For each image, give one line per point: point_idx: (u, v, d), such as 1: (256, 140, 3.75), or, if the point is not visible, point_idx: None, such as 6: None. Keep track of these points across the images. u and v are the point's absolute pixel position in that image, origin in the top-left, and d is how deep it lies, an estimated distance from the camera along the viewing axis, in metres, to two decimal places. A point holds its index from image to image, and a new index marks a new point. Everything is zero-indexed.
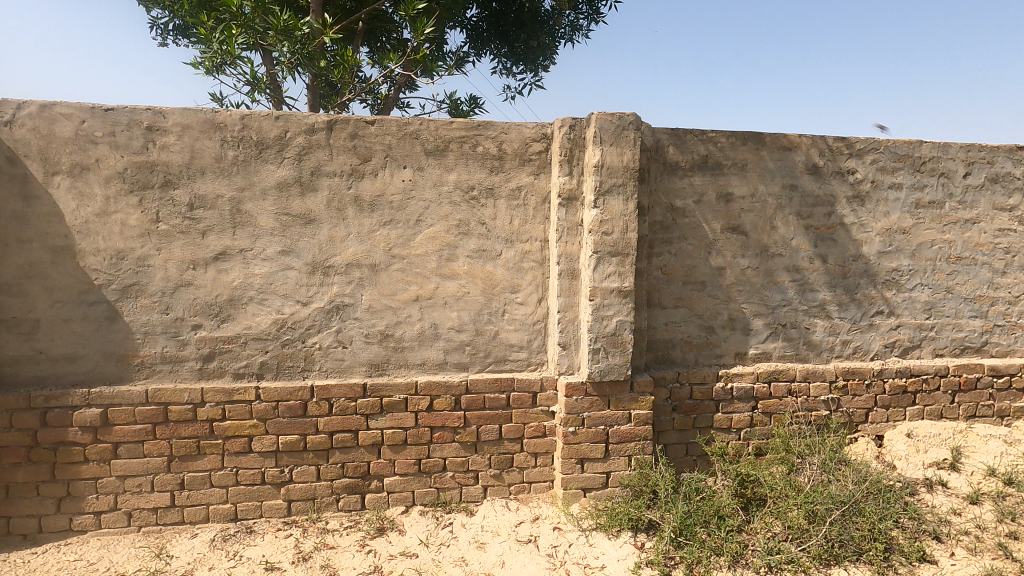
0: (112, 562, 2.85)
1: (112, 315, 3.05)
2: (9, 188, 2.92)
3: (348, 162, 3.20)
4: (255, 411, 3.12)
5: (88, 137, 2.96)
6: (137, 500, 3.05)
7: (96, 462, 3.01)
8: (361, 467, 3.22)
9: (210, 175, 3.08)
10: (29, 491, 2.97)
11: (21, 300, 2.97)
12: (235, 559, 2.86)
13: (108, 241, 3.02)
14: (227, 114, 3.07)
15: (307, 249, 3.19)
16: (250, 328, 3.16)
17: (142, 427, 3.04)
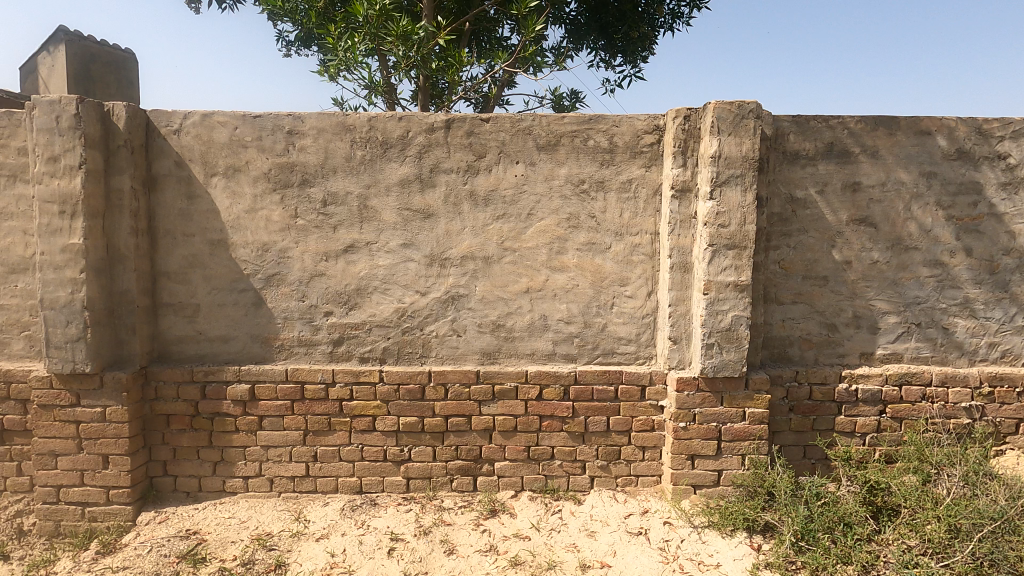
0: (259, 521, 3.19)
1: (258, 301, 3.40)
2: (176, 188, 3.33)
3: (464, 158, 3.34)
4: (379, 393, 3.35)
5: (240, 141, 3.31)
6: (278, 469, 3.37)
7: (244, 432, 3.36)
8: (473, 450, 3.37)
9: (341, 174, 3.34)
10: (191, 454, 3.38)
11: (185, 287, 3.38)
12: (364, 528, 3.10)
13: (256, 235, 3.36)
14: (356, 116, 3.31)
15: (426, 242, 3.37)
16: (374, 315, 3.40)
17: (283, 403, 3.36)
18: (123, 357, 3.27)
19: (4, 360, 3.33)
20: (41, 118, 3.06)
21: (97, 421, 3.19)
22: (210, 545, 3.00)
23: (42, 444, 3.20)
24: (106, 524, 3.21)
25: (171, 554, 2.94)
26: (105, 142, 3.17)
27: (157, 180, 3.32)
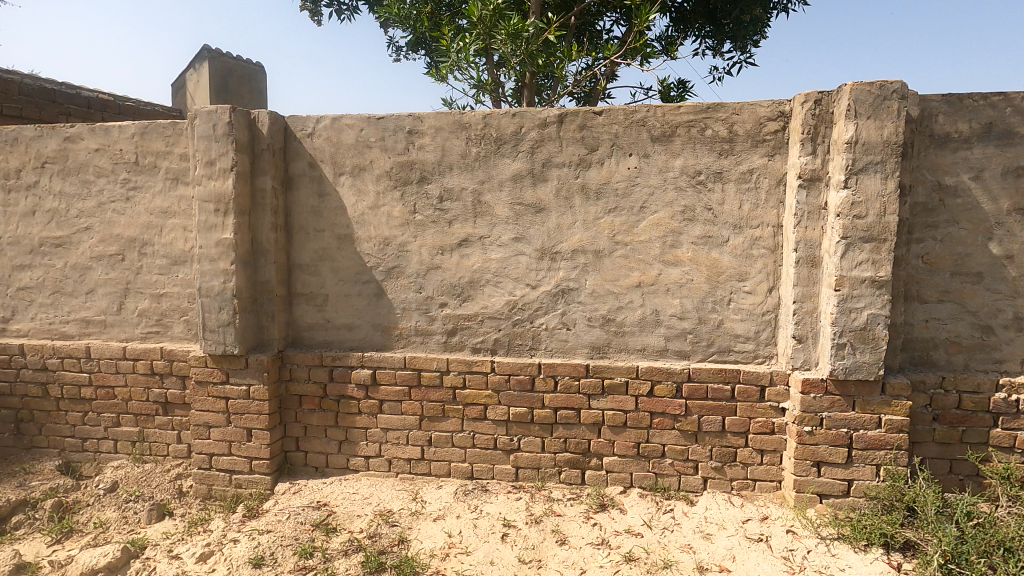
0: (380, 499, 3.37)
1: (379, 292, 3.60)
2: (309, 187, 3.61)
3: (577, 152, 3.34)
4: (491, 382, 3.43)
5: (365, 142, 3.53)
6: (396, 451, 3.55)
7: (366, 414, 3.57)
8: (582, 444, 3.37)
9: (457, 170, 3.46)
10: (319, 432, 3.64)
11: (315, 278, 3.65)
12: (478, 512, 3.20)
13: (378, 230, 3.57)
14: (472, 114, 3.41)
15: (537, 236, 3.41)
16: (486, 307, 3.49)
17: (401, 388, 3.53)
18: (264, 341, 3.60)
19: (168, 341, 3.80)
20: (201, 127, 3.44)
21: (242, 398, 3.54)
22: (339, 517, 3.20)
23: (198, 416, 3.61)
24: (249, 491, 3.55)
25: (307, 521, 3.15)
26: (251, 146, 3.50)
27: (293, 180, 3.61)
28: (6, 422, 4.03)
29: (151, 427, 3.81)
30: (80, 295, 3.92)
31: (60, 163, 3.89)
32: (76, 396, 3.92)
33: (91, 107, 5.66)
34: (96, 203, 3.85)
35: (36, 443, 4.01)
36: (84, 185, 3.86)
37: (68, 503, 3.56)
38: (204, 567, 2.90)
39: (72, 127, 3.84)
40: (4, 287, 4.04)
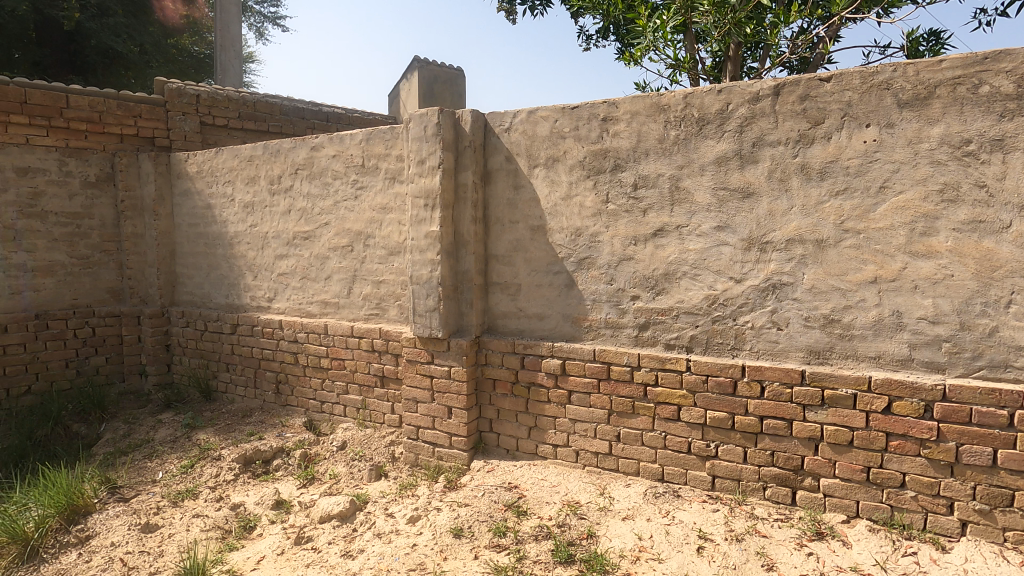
0: (568, 489, 3.38)
1: (570, 283, 3.57)
2: (505, 181, 3.73)
3: (796, 128, 2.92)
4: (686, 382, 3.20)
5: (560, 133, 3.52)
6: (584, 443, 3.52)
7: (555, 403, 3.59)
8: (793, 459, 2.97)
9: (654, 156, 3.27)
10: (511, 417, 3.76)
11: (509, 268, 3.77)
12: (669, 518, 3.02)
13: (570, 220, 3.54)
14: (672, 95, 3.19)
15: (744, 225, 3.07)
16: (683, 301, 3.25)
17: (590, 380, 3.47)
18: (463, 327, 3.84)
19: (385, 323, 4.29)
20: (414, 130, 3.78)
21: (444, 378, 3.84)
22: (529, 501, 3.29)
23: (408, 391, 4.02)
24: (449, 464, 3.84)
25: (500, 501, 3.30)
26: (456, 144, 3.74)
27: (491, 174, 3.77)
28: (270, 382, 4.96)
29: (372, 397, 4.36)
30: (321, 280, 4.64)
31: (308, 168, 4.63)
32: (317, 365, 4.65)
33: (329, 120, 6.75)
34: (332, 202, 4.51)
35: (289, 401, 4.86)
36: (324, 187, 4.54)
37: (310, 454, 4.24)
38: (413, 528, 3.21)
39: (316, 138, 4.53)
40: (270, 272, 4.97)
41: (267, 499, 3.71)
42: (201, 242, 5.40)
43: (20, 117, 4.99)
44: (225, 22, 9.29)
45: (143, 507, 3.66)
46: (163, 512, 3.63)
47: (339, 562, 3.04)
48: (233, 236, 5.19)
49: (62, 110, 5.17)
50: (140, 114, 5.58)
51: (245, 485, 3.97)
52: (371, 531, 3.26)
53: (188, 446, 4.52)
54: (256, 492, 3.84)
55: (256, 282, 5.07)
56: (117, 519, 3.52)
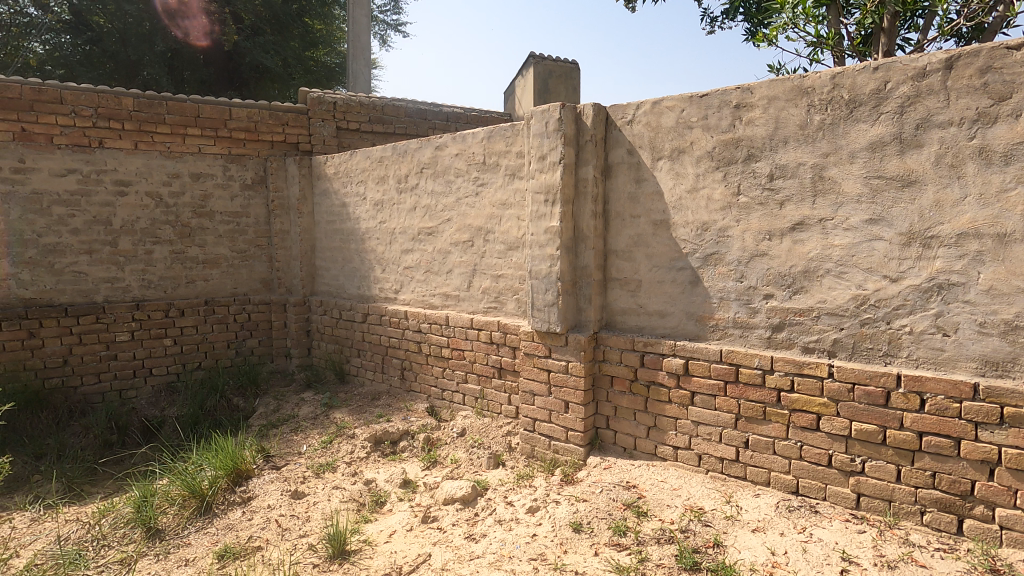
0: (690, 493, 3.25)
1: (695, 280, 3.41)
2: (627, 174, 3.64)
3: (973, 105, 2.55)
4: (828, 389, 2.93)
5: (686, 123, 3.37)
6: (708, 447, 3.36)
7: (677, 404, 3.46)
8: (960, 484, 2.62)
9: (793, 143, 3.02)
10: (629, 415, 3.69)
11: (630, 264, 3.68)
12: (806, 535, 2.80)
13: (696, 214, 3.37)
14: (817, 76, 2.93)
15: (902, 217, 2.74)
16: (825, 302, 2.97)
17: (716, 382, 3.30)
18: (581, 322, 3.82)
19: (503, 316, 4.40)
20: (535, 126, 3.82)
21: (562, 372, 3.85)
22: (650, 503, 3.22)
23: (526, 383, 4.09)
24: (565, 458, 3.86)
25: (619, 499, 3.27)
26: (577, 139, 3.72)
27: (612, 168, 3.70)
28: (396, 368, 5.31)
29: (490, 387, 4.50)
30: (443, 274, 4.86)
31: (432, 167, 4.86)
32: (438, 354, 4.89)
33: (449, 120, 7.16)
34: (454, 199, 4.70)
35: (412, 387, 5.17)
36: (447, 184, 4.74)
37: (433, 439, 4.48)
38: (532, 518, 3.28)
39: (441, 138, 4.74)
40: (397, 266, 5.30)
41: (395, 478, 3.98)
42: (337, 238, 5.89)
43: (194, 129, 5.75)
44: (356, 32, 10.00)
45: (292, 475, 4.10)
46: (308, 481, 4.03)
47: (463, 543, 3.19)
48: (364, 232, 5.60)
49: (226, 122, 5.88)
50: (287, 122, 6.19)
51: (376, 463, 4.30)
52: (492, 517, 3.38)
53: (327, 423, 4.97)
54: (386, 470, 4.14)
55: (385, 275, 5.43)
56: (272, 484, 3.97)
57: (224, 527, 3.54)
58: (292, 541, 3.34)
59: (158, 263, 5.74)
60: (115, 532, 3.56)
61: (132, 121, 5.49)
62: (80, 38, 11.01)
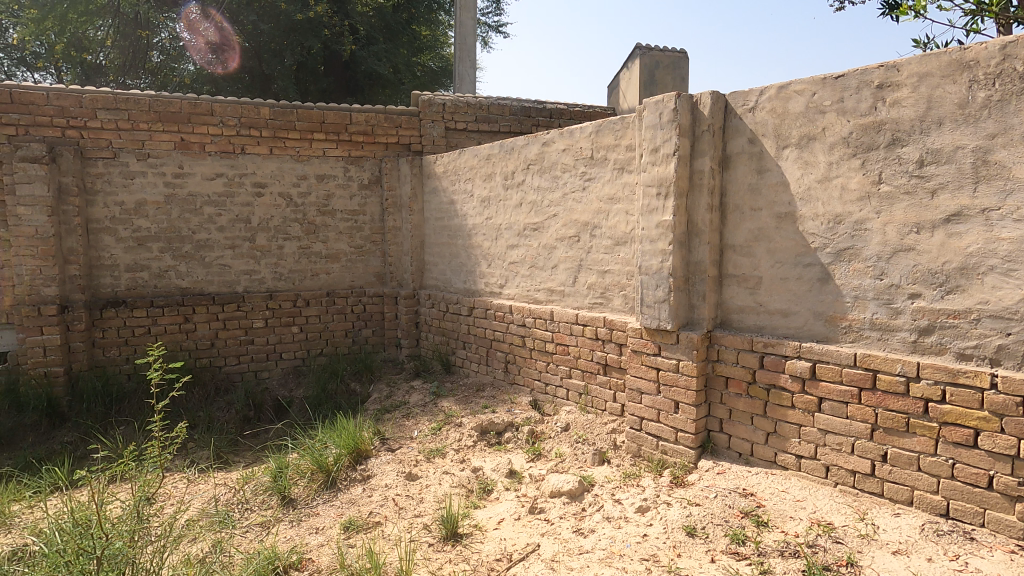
0: (817, 507, 3.02)
1: (825, 277, 3.15)
2: (748, 165, 3.44)
3: None
4: (989, 402, 2.58)
5: (818, 108, 3.12)
6: (837, 458, 3.09)
7: (802, 410, 3.22)
8: None
9: (950, 125, 2.69)
10: (745, 419, 3.48)
11: (749, 259, 3.48)
12: (960, 564, 2.50)
13: (828, 206, 3.11)
14: (982, 47, 2.59)
15: None
16: (987, 303, 2.63)
17: (848, 389, 3.03)
18: (694, 320, 3.66)
19: (609, 312, 4.34)
20: (648, 118, 3.72)
21: (672, 371, 3.72)
22: (770, 513, 3.03)
23: (633, 381, 4.01)
24: (674, 460, 3.73)
25: (735, 506, 3.12)
26: (693, 129, 3.57)
27: (731, 159, 3.52)
28: (499, 361, 5.44)
29: (594, 383, 4.47)
30: (548, 269, 4.89)
31: (539, 163, 4.90)
32: (542, 349, 4.94)
33: (553, 116, 7.21)
34: (561, 194, 4.71)
35: (516, 379, 5.27)
36: (554, 180, 4.76)
37: (537, 432, 4.53)
38: (642, 518, 3.22)
39: (548, 133, 4.77)
40: (502, 261, 5.41)
41: (502, 467, 4.08)
42: (445, 234, 6.13)
43: (320, 134, 6.24)
44: (462, 35, 10.33)
45: (406, 458, 4.33)
46: (421, 465, 4.24)
47: (571, 537, 3.20)
48: (471, 228, 5.78)
49: (347, 126, 6.32)
50: (401, 124, 6.53)
51: (483, 452, 4.43)
52: (600, 514, 3.36)
53: (435, 411, 5.19)
54: (492, 460, 4.25)
55: (490, 270, 5.57)
56: (388, 465, 4.23)
57: (348, 502, 3.82)
58: (408, 520, 3.54)
59: (288, 257, 6.30)
60: (256, 497, 3.96)
61: (268, 129, 6.06)
62: (223, 56, 12.32)
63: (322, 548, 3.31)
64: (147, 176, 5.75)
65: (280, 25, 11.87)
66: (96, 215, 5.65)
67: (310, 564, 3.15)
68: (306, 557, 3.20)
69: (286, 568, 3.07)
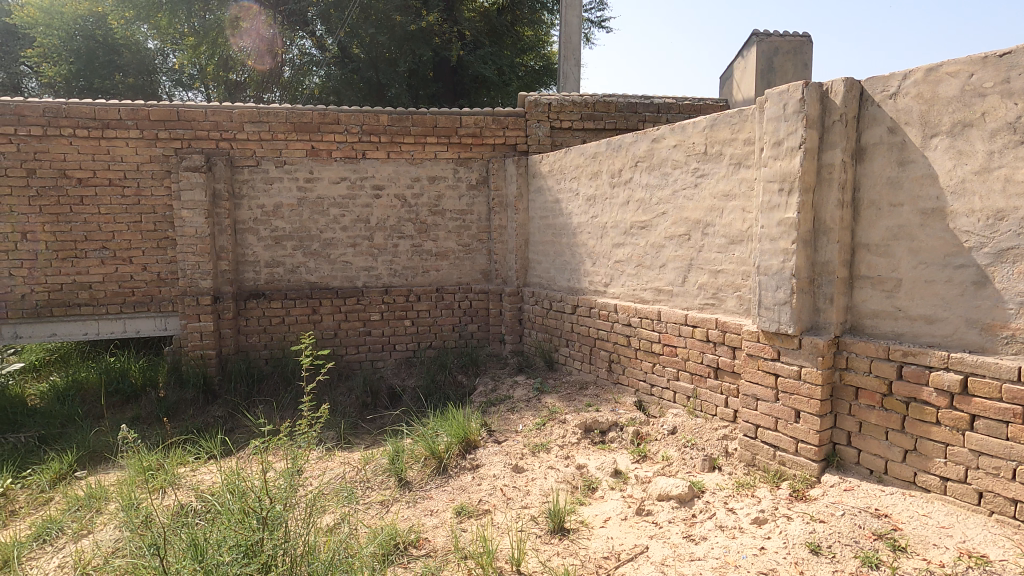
0: (968, 536, 2.71)
1: (981, 280, 2.81)
2: (887, 156, 3.15)
3: None
4: None
5: (976, 91, 2.78)
6: (993, 484, 2.75)
7: (949, 428, 2.90)
8: None
9: None
10: (879, 433, 3.20)
11: (886, 259, 3.18)
12: None
13: (987, 201, 2.77)
14: None
15: None
16: None
17: (1009, 407, 2.68)
18: (819, 325, 3.42)
19: (721, 313, 4.16)
20: (771, 109, 3.52)
21: (793, 378, 3.50)
22: (909, 538, 2.77)
23: (748, 387, 3.83)
24: (794, 473, 3.51)
25: (867, 528, 2.89)
26: (821, 120, 3.33)
27: (866, 150, 3.24)
28: (603, 360, 5.42)
29: (705, 387, 4.32)
30: (656, 268, 4.80)
31: (648, 160, 4.81)
32: (649, 349, 4.85)
33: (660, 111, 7.03)
34: (671, 191, 4.59)
35: (620, 379, 5.23)
36: (664, 177, 4.66)
37: (642, 433, 4.47)
38: (760, 530, 3.08)
39: (658, 130, 4.66)
40: (607, 259, 5.38)
41: (607, 466, 4.08)
42: (550, 233, 6.22)
43: (432, 138, 6.56)
44: (566, 33, 10.35)
45: (512, 451, 4.46)
46: (527, 458, 4.35)
47: (682, 542, 3.14)
48: (576, 227, 5.80)
49: (457, 129, 6.59)
50: (507, 125, 6.69)
51: (587, 449, 4.44)
52: (712, 521, 3.26)
53: (539, 406, 5.29)
54: (597, 458, 4.26)
55: (595, 268, 5.56)
56: (496, 456, 4.39)
57: (458, 488, 4.03)
58: (516, 510, 3.66)
59: (402, 255, 6.71)
60: (376, 477, 4.28)
61: (386, 134, 6.48)
62: (345, 68, 13.29)
63: (437, 529, 3.52)
64: (283, 181, 6.39)
65: (394, 36, 12.59)
66: (242, 217, 6.37)
67: (427, 543, 3.36)
68: (423, 537, 3.42)
69: (405, 545, 3.31)
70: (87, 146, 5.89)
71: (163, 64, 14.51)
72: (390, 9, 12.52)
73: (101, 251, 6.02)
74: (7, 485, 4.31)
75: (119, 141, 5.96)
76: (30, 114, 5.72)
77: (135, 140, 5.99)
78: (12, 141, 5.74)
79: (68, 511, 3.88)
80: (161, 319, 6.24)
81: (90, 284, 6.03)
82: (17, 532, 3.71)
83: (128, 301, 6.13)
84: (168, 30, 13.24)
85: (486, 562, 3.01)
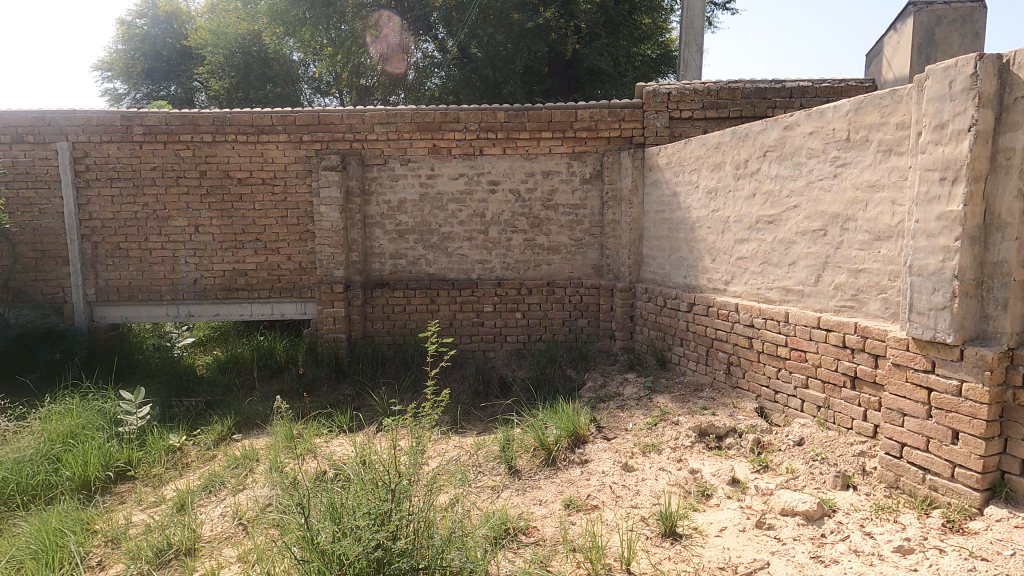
0: None
1: None
2: None
3: None
4: None
5: None
6: None
7: None
8: None
9: None
10: None
11: None
12: None
13: None
14: None
15: None
16: None
17: None
18: (987, 334, 2.96)
19: (862, 317, 3.76)
20: (933, 87, 3.11)
21: (951, 393, 3.06)
22: None
23: (892, 400, 3.42)
24: (949, 501, 3.09)
25: None
26: (999, 98, 2.88)
27: None
28: (721, 362, 5.16)
29: (838, 398, 3.95)
30: (784, 266, 4.45)
31: (778, 149, 4.47)
32: (774, 353, 4.52)
33: (793, 96, 6.50)
34: (805, 183, 4.23)
35: (739, 383, 4.95)
36: (797, 167, 4.30)
37: (764, 442, 4.18)
38: (904, 561, 2.76)
39: (792, 116, 4.31)
40: (729, 256, 5.09)
41: (723, 473, 3.87)
42: (666, 227, 6.02)
43: (548, 133, 6.61)
44: (689, 18, 9.86)
45: (622, 449, 4.41)
46: (637, 457, 4.27)
47: (809, 562, 2.92)
48: (695, 221, 5.55)
49: (572, 123, 6.57)
50: (623, 118, 6.55)
51: (702, 453, 4.25)
52: (845, 544, 2.99)
53: (650, 406, 5.16)
54: (713, 464, 4.04)
55: (715, 265, 5.29)
56: (605, 452, 4.37)
57: (567, 481, 4.06)
58: (626, 509, 3.62)
59: (515, 249, 6.86)
60: (487, 462, 4.44)
61: (503, 131, 6.63)
62: (464, 69, 13.82)
63: (546, 519, 3.58)
64: (408, 178, 6.80)
65: (512, 34, 12.80)
66: (371, 212, 6.88)
67: (536, 531, 3.44)
68: (532, 525, 3.51)
69: (515, 531, 3.41)
70: (246, 150, 6.69)
71: (306, 74, 16.01)
72: (508, 7, 12.72)
73: (255, 243, 6.82)
74: (182, 441, 5.05)
75: (272, 145, 6.70)
76: (203, 123, 6.61)
77: (284, 143, 6.69)
78: (189, 146, 6.67)
79: (228, 468, 4.47)
80: (301, 303, 6.95)
81: (245, 271, 6.86)
82: (190, 482, 4.35)
83: (276, 287, 6.89)
84: (310, 42, 14.39)
85: (596, 557, 3.02)
